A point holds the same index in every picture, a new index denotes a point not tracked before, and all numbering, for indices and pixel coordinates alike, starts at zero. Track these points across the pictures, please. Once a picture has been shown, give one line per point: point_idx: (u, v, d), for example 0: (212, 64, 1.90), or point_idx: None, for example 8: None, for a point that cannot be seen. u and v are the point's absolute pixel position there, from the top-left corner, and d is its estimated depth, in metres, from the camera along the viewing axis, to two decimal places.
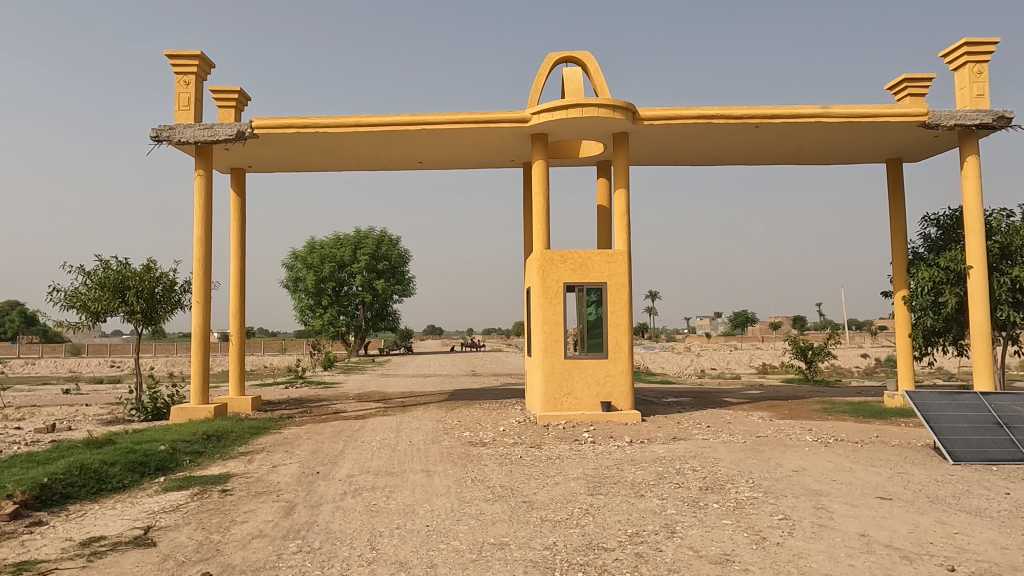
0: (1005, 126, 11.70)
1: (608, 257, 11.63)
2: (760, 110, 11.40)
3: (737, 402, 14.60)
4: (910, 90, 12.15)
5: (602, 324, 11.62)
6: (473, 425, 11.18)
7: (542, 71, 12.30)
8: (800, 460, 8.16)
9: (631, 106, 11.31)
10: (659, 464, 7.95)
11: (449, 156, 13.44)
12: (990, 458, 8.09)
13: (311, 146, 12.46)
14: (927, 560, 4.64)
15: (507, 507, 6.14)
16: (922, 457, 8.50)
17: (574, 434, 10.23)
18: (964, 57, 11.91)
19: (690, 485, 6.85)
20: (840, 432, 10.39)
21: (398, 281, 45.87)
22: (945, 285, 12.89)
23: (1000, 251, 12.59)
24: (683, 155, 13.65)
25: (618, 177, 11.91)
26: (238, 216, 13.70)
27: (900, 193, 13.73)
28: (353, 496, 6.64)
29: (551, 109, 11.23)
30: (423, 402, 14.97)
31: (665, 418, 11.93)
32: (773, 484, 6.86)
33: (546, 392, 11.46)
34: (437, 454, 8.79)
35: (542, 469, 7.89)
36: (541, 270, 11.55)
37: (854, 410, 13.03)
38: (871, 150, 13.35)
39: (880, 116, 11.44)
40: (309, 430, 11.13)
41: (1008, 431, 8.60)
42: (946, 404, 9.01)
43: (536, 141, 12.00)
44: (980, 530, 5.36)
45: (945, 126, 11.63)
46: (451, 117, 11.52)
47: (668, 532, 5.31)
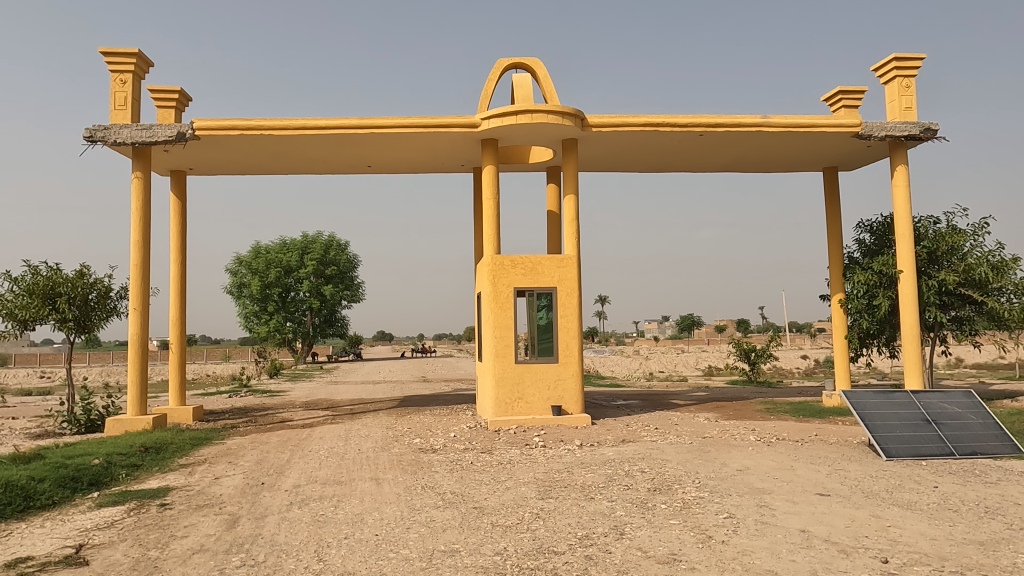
0: (931, 138, 12.32)
1: (559, 262, 11.72)
2: (704, 119, 11.69)
3: (684, 404, 14.93)
4: (845, 101, 12.67)
5: (553, 329, 11.71)
6: (424, 432, 11.06)
7: (491, 76, 12.34)
8: (744, 460, 8.38)
9: (579, 113, 11.44)
10: (608, 467, 8.04)
11: (398, 160, 13.33)
12: (920, 454, 8.48)
13: (257, 148, 12.15)
14: (863, 553, 4.81)
15: (458, 513, 6.10)
16: (858, 454, 8.85)
17: (525, 439, 10.25)
18: (894, 71, 12.52)
19: (639, 487, 6.95)
20: (781, 431, 10.73)
21: (347, 287, 45.29)
22: (878, 288, 13.55)
23: (927, 255, 13.30)
24: (630, 161, 13.90)
25: (567, 183, 12.02)
26: (178, 219, 13.26)
27: (836, 201, 14.31)
28: (300, 506, 6.48)
29: (501, 114, 11.27)
30: (373, 409, 14.77)
31: (615, 421, 12.06)
32: (719, 484, 7.03)
33: (497, 397, 11.45)
34: (386, 462, 8.67)
35: (493, 474, 7.87)
36: (492, 275, 11.55)
37: (795, 410, 13.48)
38: (809, 159, 13.86)
39: (818, 127, 11.89)
40: (254, 440, 10.84)
41: (936, 427, 9.03)
42: (880, 402, 9.42)
43: (486, 146, 12.02)
44: (912, 522, 5.61)
45: (877, 136, 12.17)
46: (400, 121, 11.42)
47: (617, 533, 5.37)
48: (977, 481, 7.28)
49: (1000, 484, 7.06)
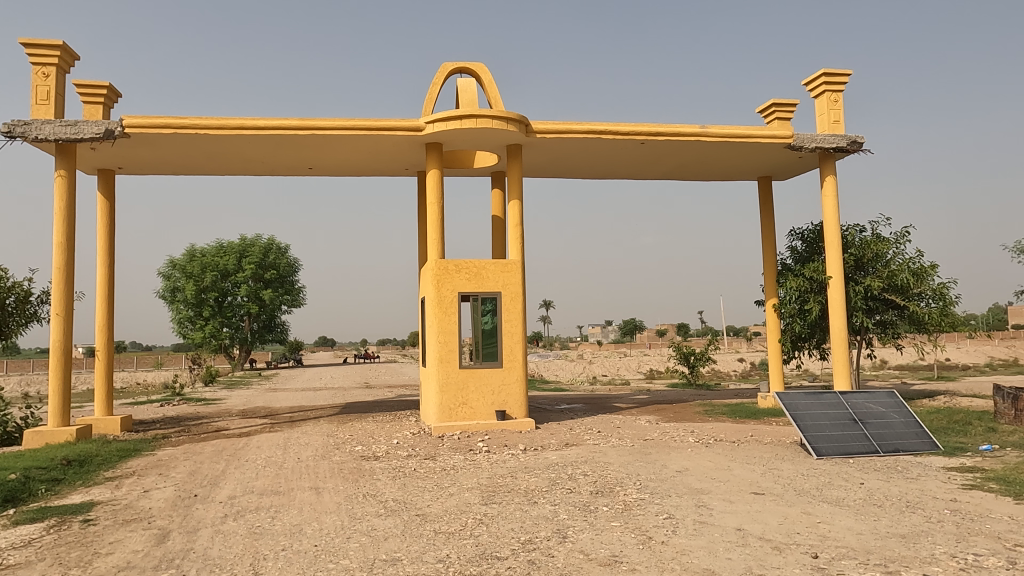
0: (857, 150, 12.93)
1: (502, 267, 11.75)
2: (645, 127, 11.94)
3: (626, 407, 15.19)
4: (778, 114, 13.16)
5: (497, 334, 11.72)
6: (366, 439, 10.87)
7: (436, 80, 12.28)
8: (683, 461, 8.58)
9: (524, 119, 11.51)
10: (552, 471, 8.09)
11: (341, 163, 13.11)
12: (847, 452, 8.86)
13: (192, 147, 11.73)
14: (795, 549, 4.98)
15: (400, 521, 6.02)
16: (790, 453, 9.18)
17: (469, 444, 10.21)
18: (823, 86, 13.10)
19: (581, 490, 7.02)
20: (718, 432, 11.04)
21: (286, 291, 44.23)
22: (809, 293, 14.12)
23: (855, 262, 13.93)
24: (573, 168, 14.07)
25: (511, 188, 12.06)
26: (106, 221, 12.67)
27: (770, 209, 14.84)
28: (235, 518, 6.27)
29: (445, 118, 11.22)
30: (314, 416, 14.44)
31: (558, 425, 12.15)
32: (659, 485, 7.17)
33: (441, 402, 11.36)
34: (327, 471, 8.48)
35: (437, 480, 7.81)
36: (436, 280, 11.47)
37: (731, 411, 13.89)
38: (745, 169, 14.33)
39: (753, 137, 12.32)
40: (187, 451, 10.43)
41: (862, 426, 9.45)
42: (811, 403, 9.81)
43: (430, 150, 11.95)
44: (840, 518, 5.85)
45: (807, 148, 12.70)
46: (343, 123, 11.24)
47: (559, 537, 5.40)
48: (899, 477, 7.65)
49: (919, 480, 7.45)
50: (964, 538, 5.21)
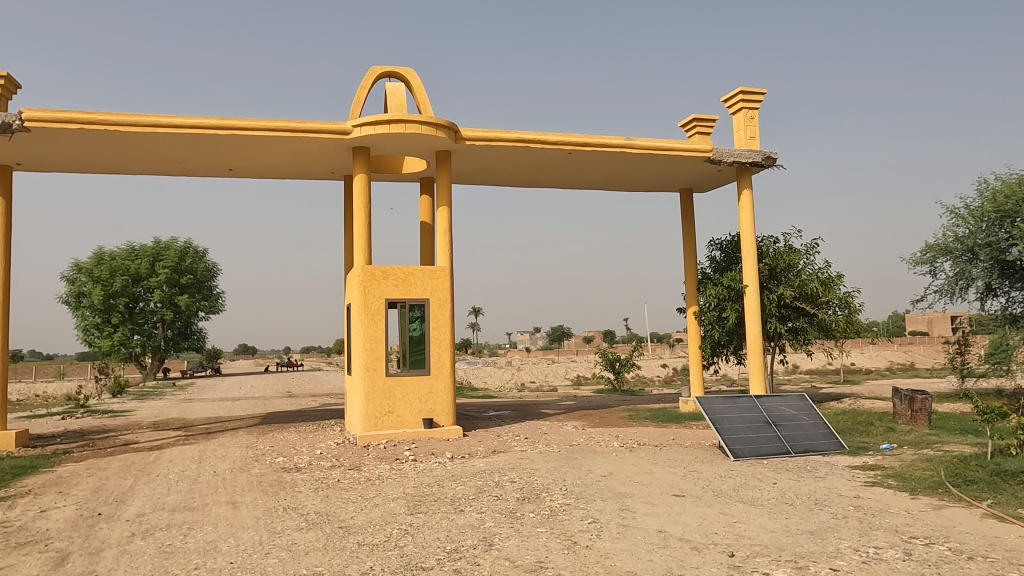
0: (771, 165, 13.60)
1: (430, 274, 11.67)
2: (573, 137, 12.16)
3: (553, 414, 15.35)
4: (699, 128, 13.68)
5: (424, 341, 11.61)
6: (287, 450, 10.52)
7: (363, 84, 12.09)
8: (608, 466, 8.74)
9: (453, 126, 11.49)
10: (479, 479, 8.07)
11: (264, 165, 12.69)
12: (761, 453, 9.26)
13: (101, 144, 11.09)
14: (713, 549, 5.15)
15: (322, 534, 5.85)
16: (709, 456, 9.51)
17: (395, 453, 10.06)
18: (741, 103, 13.72)
19: (508, 497, 7.03)
20: (642, 437, 11.32)
21: (204, 297, 42.37)
22: (727, 301, 14.73)
23: (769, 271, 14.62)
24: (502, 176, 14.15)
25: (440, 195, 12.00)
26: (3, 220, 11.78)
27: (691, 220, 15.38)
28: (143, 537, 5.92)
29: (373, 122, 11.07)
30: (232, 428, 13.86)
31: (486, 432, 12.14)
32: (584, 490, 7.27)
33: (367, 411, 11.14)
34: (245, 484, 8.15)
35: (361, 491, 7.63)
36: (362, 287, 11.25)
37: (654, 416, 14.27)
38: (668, 180, 14.80)
39: (675, 151, 12.75)
40: (90, 467, 9.79)
41: (775, 428, 9.90)
42: (728, 407, 10.20)
43: (357, 154, 11.74)
44: (754, 517, 6.10)
45: (726, 162, 13.24)
46: (266, 124, 10.90)
47: (486, 545, 5.39)
48: (809, 476, 8.06)
49: (827, 478, 7.87)
50: (865, 532, 5.53)
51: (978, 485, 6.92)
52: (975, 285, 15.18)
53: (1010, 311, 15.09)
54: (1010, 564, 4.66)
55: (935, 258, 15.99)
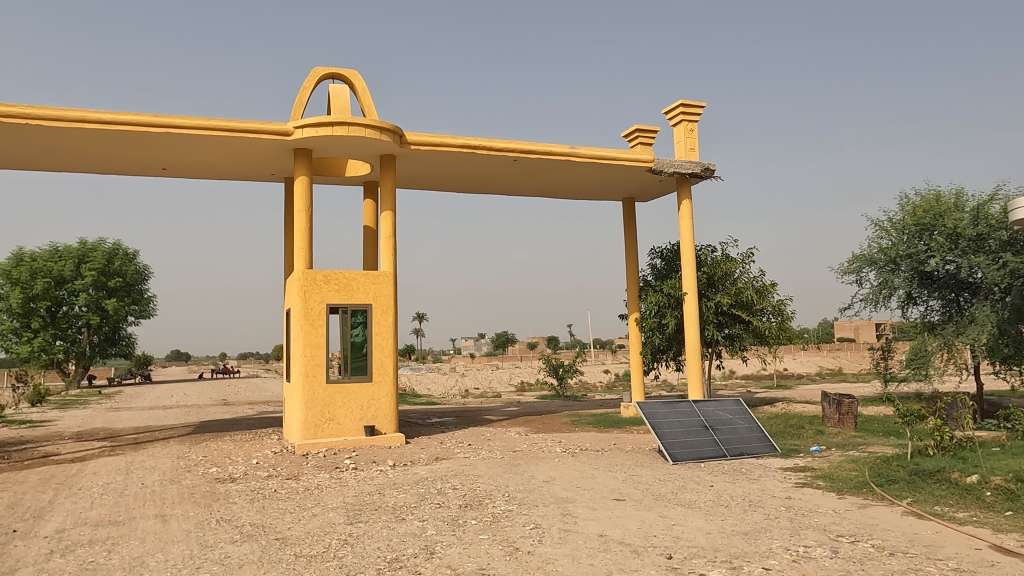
0: (709, 177, 14.01)
1: (373, 279, 11.51)
2: (518, 145, 12.23)
3: (497, 420, 15.34)
4: (641, 139, 13.98)
5: (367, 347, 11.44)
6: (221, 460, 10.17)
7: (306, 85, 11.86)
8: (550, 471, 8.80)
9: (397, 130, 11.39)
10: (421, 486, 7.98)
11: (200, 165, 12.27)
12: (699, 456, 9.50)
13: (22, 139, 10.49)
14: (652, 551, 5.25)
15: (257, 547, 5.68)
16: (649, 460, 9.69)
17: (335, 461, 9.86)
18: (681, 115, 14.09)
19: (450, 504, 6.99)
20: (584, 442, 11.44)
21: (134, 301, 40.59)
22: (667, 308, 15.08)
23: (707, 279, 15.04)
24: (447, 181, 14.10)
25: (384, 199, 11.87)
26: None
27: (633, 229, 15.68)
28: (63, 555, 5.61)
29: (315, 124, 10.86)
30: (162, 437, 13.29)
31: (429, 439, 12.04)
32: (526, 496, 7.29)
33: (306, 419, 10.87)
34: (176, 496, 7.82)
35: (299, 501, 7.44)
36: (302, 292, 11.00)
37: (596, 421, 14.45)
38: (610, 189, 15.06)
39: (618, 160, 12.99)
40: (5, 480, 9.21)
41: (712, 432, 10.18)
42: (667, 412, 10.42)
43: (299, 156, 11.49)
44: (692, 519, 6.25)
45: (666, 172, 13.57)
46: (202, 123, 10.55)
47: (427, 553, 5.33)
48: (743, 478, 8.32)
49: (760, 480, 8.14)
50: (796, 531, 5.74)
51: (899, 484, 7.28)
52: (897, 294, 16.00)
53: (928, 319, 15.96)
54: (927, 559, 4.91)
55: (861, 268, 16.78)
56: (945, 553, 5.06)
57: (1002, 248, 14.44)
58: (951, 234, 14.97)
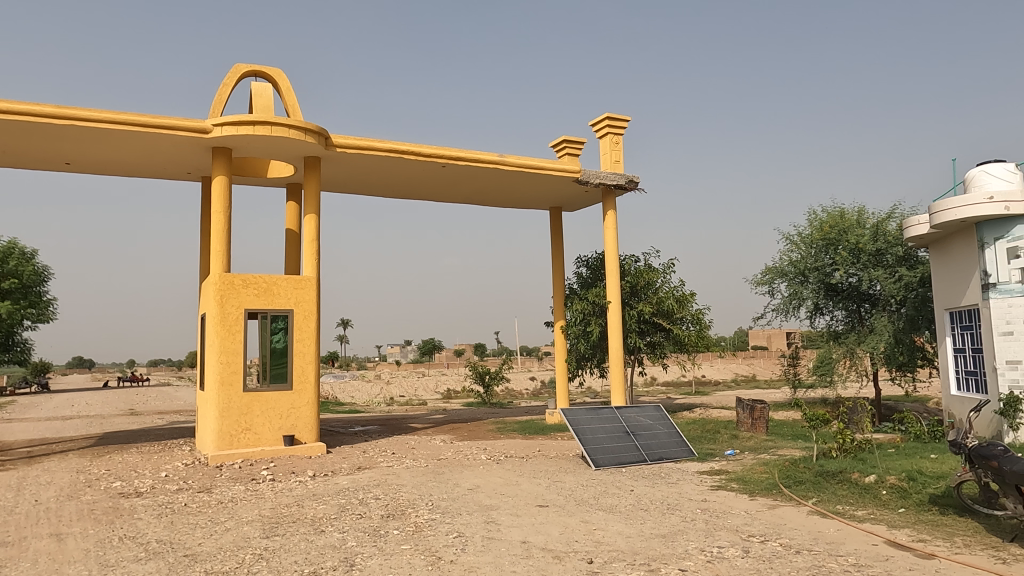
0: (633, 189, 14.40)
1: (295, 283, 11.19)
2: (447, 151, 12.21)
3: (422, 428, 15.18)
4: (569, 149, 14.22)
5: (287, 353, 11.10)
6: (126, 474, 9.59)
7: (227, 81, 11.43)
8: (474, 479, 8.77)
9: (323, 131, 11.14)
10: (342, 497, 7.79)
11: (108, 161, 11.59)
12: (620, 462, 9.71)
13: None
14: (573, 556, 5.32)
15: (164, 564, 5.38)
16: (572, 466, 9.82)
17: (251, 473, 9.48)
18: (607, 128, 14.44)
19: (372, 514, 6.85)
20: (509, 449, 11.48)
21: (31, 304, 37.86)
22: (591, 315, 15.38)
23: (630, 288, 15.44)
24: (373, 186, 13.89)
25: (308, 202, 11.57)
26: None
27: (560, 238, 15.92)
28: None
29: (236, 122, 10.48)
30: (60, 450, 12.41)
31: (351, 448, 11.78)
32: (450, 504, 7.23)
33: (220, 429, 10.41)
34: (74, 513, 7.31)
35: (211, 516, 7.10)
36: (218, 296, 10.55)
37: (521, 428, 14.53)
38: (538, 198, 15.24)
39: (546, 170, 13.17)
40: None
41: (633, 437, 10.42)
42: (590, 418, 10.60)
43: (217, 154, 11.04)
44: (613, 523, 6.38)
45: (592, 183, 13.86)
46: (112, 116, 9.98)
47: (347, 566, 5.20)
48: (662, 482, 8.56)
49: (678, 484, 8.39)
50: (710, 533, 5.95)
51: (805, 485, 7.68)
52: (805, 304, 16.91)
53: (833, 328, 16.97)
54: (829, 556, 5.19)
55: (773, 279, 17.64)
56: (846, 550, 5.38)
57: (898, 263, 15.54)
58: (854, 249, 15.99)
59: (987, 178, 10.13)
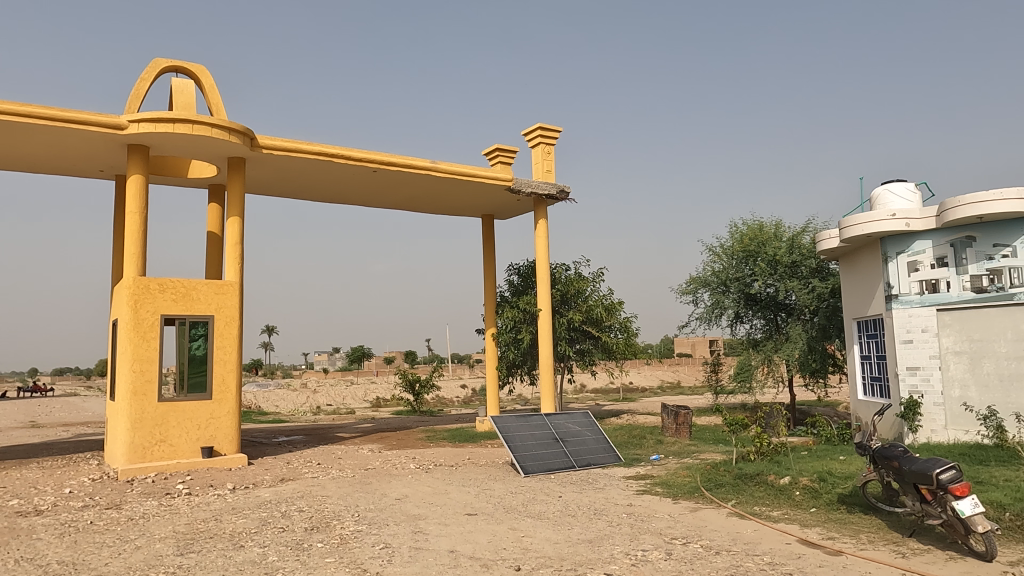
0: (564, 198, 14.62)
1: (217, 288, 10.76)
2: (378, 156, 12.06)
3: (349, 437, 14.86)
4: (501, 158, 14.31)
5: (207, 361, 10.65)
6: (25, 490, 8.93)
7: (145, 76, 10.91)
8: (402, 488, 8.65)
9: (248, 132, 10.79)
10: (263, 510, 7.52)
11: (10, 155, 10.84)
12: (549, 468, 9.80)
13: None
14: (501, 564, 5.33)
15: None
16: (501, 473, 9.83)
17: (165, 487, 9.01)
18: (540, 138, 14.62)
19: (295, 527, 6.64)
20: (438, 457, 11.38)
21: None
22: (522, 323, 15.49)
23: (560, 296, 15.64)
24: (301, 189, 13.54)
25: (231, 204, 11.16)
26: None
27: (492, 245, 15.97)
28: None
29: (154, 119, 10.01)
30: None
31: (274, 459, 11.39)
32: (376, 515, 7.10)
33: (132, 441, 9.88)
34: None
35: (120, 533, 6.71)
36: (132, 301, 10.02)
37: (451, 436, 14.44)
38: (470, 206, 15.25)
39: (478, 177, 13.20)
40: None
41: (562, 444, 10.54)
42: (520, 425, 10.65)
43: (133, 152, 10.51)
44: (541, 530, 6.42)
45: (524, 192, 13.99)
46: (15, 108, 9.35)
47: None
48: (590, 487, 8.69)
49: (605, 489, 8.55)
50: (635, 536, 6.08)
51: (725, 487, 7.97)
52: (727, 313, 17.57)
53: (752, 336, 17.69)
54: (747, 556, 5.40)
55: (697, 288, 18.25)
56: (762, 549, 5.61)
57: (812, 274, 16.40)
58: (771, 261, 16.75)
59: (891, 198, 10.89)
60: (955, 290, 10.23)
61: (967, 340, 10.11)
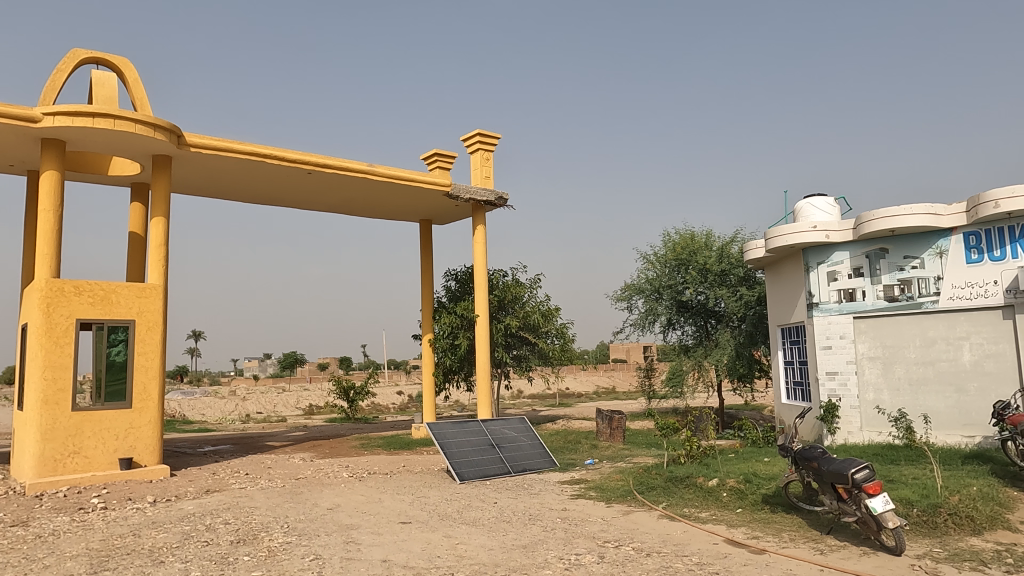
0: (502, 205, 14.68)
1: (138, 292, 10.27)
2: (313, 157, 11.80)
3: (279, 446, 14.42)
4: (439, 163, 14.25)
5: (127, 368, 10.13)
6: None
7: (62, 67, 10.33)
8: (334, 498, 8.45)
9: (175, 129, 10.36)
10: (186, 523, 7.20)
11: None
12: (484, 475, 9.77)
13: None
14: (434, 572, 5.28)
15: None
16: (436, 480, 9.75)
17: (78, 502, 8.51)
18: (478, 144, 14.64)
19: (220, 541, 6.39)
20: (372, 465, 11.19)
21: None
22: (459, 329, 15.44)
23: (498, 302, 15.67)
24: (232, 190, 13.11)
25: (155, 204, 10.68)
26: None
27: (429, 250, 15.86)
28: None
29: (71, 113, 9.49)
30: None
31: (199, 470, 10.93)
32: (307, 526, 6.91)
33: (42, 453, 9.28)
34: None
35: (26, 552, 6.28)
36: (44, 304, 9.44)
37: (386, 444, 14.22)
38: (407, 210, 15.10)
39: (416, 182, 13.09)
40: None
41: (498, 450, 10.54)
42: (456, 431, 10.58)
43: (47, 146, 9.92)
44: (475, 537, 6.40)
45: (462, 198, 13.97)
46: None
47: None
48: (525, 493, 8.72)
49: (540, 494, 8.59)
50: (569, 541, 6.14)
51: (656, 490, 8.15)
52: (660, 319, 18.01)
53: (683, 342, 18.19)
54: (676, 556, 5.54)
55: (632, 295, 18.64)
56: (691, 549, 5.77)
57: (739, 283, 17.02)
58: (702, 269, 17.29)
59: (812, 211, 11.43)
60: (870, 299, 10.80)
61: (880, 345, 10.68)
